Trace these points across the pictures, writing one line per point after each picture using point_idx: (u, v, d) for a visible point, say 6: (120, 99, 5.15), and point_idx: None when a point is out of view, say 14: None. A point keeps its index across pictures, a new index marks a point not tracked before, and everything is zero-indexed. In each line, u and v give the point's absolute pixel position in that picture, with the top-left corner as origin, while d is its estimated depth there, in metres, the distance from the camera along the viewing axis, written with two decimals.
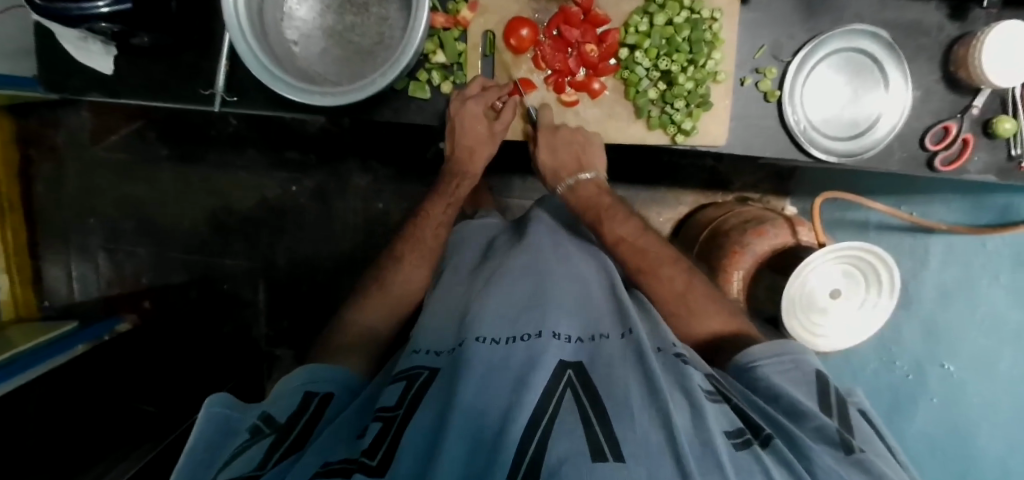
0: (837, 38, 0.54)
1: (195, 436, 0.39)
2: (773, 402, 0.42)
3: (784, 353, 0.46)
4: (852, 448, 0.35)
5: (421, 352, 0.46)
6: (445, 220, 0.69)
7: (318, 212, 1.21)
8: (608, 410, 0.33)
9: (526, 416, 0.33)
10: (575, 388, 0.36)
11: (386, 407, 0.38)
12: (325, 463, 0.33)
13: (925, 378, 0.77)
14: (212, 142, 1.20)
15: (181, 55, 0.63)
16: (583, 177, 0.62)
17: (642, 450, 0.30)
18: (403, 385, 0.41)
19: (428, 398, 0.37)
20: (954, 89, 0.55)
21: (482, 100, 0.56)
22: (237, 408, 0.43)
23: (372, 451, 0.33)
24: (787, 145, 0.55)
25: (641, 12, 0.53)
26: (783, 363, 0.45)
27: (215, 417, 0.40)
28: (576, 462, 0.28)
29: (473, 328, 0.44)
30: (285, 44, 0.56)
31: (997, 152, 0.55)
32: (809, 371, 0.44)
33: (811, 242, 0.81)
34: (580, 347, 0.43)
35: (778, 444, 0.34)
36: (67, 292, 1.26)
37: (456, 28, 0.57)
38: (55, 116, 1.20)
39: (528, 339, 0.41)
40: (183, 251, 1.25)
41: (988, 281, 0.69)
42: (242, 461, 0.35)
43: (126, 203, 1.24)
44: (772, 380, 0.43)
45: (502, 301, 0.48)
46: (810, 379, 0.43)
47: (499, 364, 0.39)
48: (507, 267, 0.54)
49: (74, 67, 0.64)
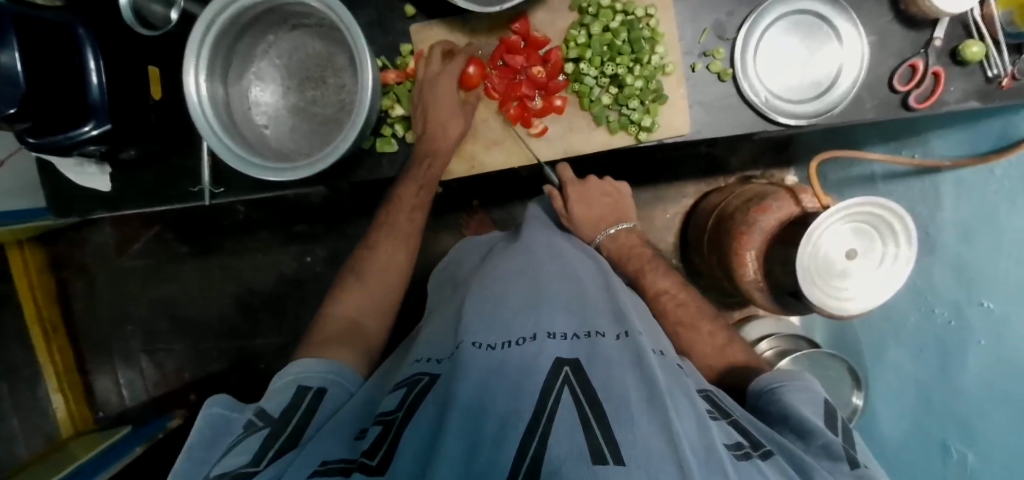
0: (778, 5, 0.54)
1: (194, 434, 0.42)
2: (783, 422, 0.40)
3: (796, 377, 0.45)
4: (858, 466, 0.36)
5: (422, 360, 0.48)
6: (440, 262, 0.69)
7: (335, 276, 1.24)
8: (607, 412, 0.32)
9: (525, 419, 0.32)
10: (573, 385, 0.36)
11: (386, 411, 0.40)
12: (324, 461, 0.35)
13: (967, 321, 0.70)
14: (225, 231, 1.26)
15: (169, 158, 0.67)
16: (621, 227, 0.68)
17: (644, 457, 0.28)
18: (404, 391, 0.42)
19: (426, 403, 0.38)
20: (911, 25, 0.54)
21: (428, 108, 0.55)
22: (236, 409, 0.46)
23: (371, 452, 0.35)
24: (754, 119, 0.55)
25: (577, 26, 0.55)
26: (796, 384, 0.44)
27: (215, 417, 0.44)
28: (575, 464, 0.28)
29: (468, 332, 0.45)
30: (255, 128, 0.59)
31: (973, 77, 0.54)
32: (821, 397, 0.44)
33: (816, 207, 0.77)
34: (577, 343, 0.42)
35: (778, 459, 0.34)
36: (117, 399, 1.31)
37: (408, 80, 0.60)
38: (82, 238, 1.28)
39: (524, 342, 0.42)
40: (216, 339, 1.29)
41: (1007, 207, 0.61)
42: (238, 456, 0.37)
43: (157, 304, 1.30)
44: (786, 399, 0.42)
45: (499, 302, 0.50)
46: (820, 404, 0.42)
47: (496, 368, 0.39)
48: (499, 271, 0.56)
49: (78, 191, 0.69)
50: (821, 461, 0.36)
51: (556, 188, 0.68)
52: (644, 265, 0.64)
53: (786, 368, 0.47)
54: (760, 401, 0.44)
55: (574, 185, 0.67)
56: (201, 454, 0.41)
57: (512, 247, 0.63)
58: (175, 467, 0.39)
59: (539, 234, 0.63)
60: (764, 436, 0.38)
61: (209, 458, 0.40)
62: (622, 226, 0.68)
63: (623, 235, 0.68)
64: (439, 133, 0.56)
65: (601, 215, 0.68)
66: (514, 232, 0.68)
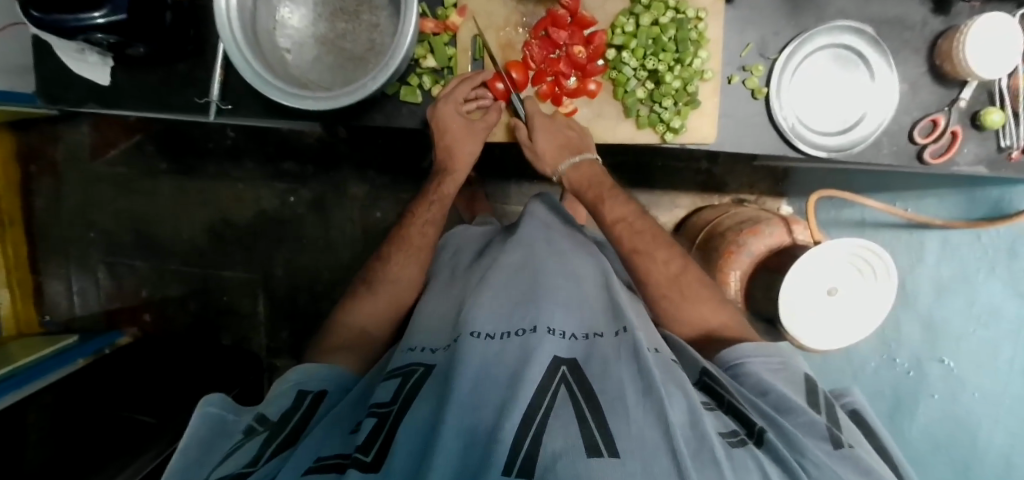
0: (820, 36, 0.55)
1: (189, 432, 0.41)
2: (762, 395, 0.43)
3: (774, 354, 0.48)
4: (840, 443, 0.36)
5: (415, 350, 0.47)
6: (433, 217, 0.68)
7: (317, 221, 1.21)
8: (603, 406, 0.33)
9: (523, 409, 0.33)
10: (570, 385, 0.36)
11: (380, 403, 0.39)
12: (318, 458, 0.35)
13: (925, 374, 0.76)
14: (210, 154, 1.21)
15: (176, 64, 0.64)
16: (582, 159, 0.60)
17: (640, 448, 0.29)
18: (398, 382, 0.42)
19: (423, 393, 0.38)
20: (941, 82, 0.56)
21: (453, 100, 0.56)
22: (233, 410, 0.45)
23: (365, 446, 0.33)
24: (776, 142, 0.56)
25: (627, 13, 0.55)
26: (773, 363, 0.47)
27: (211, 418, 0.43)
28: (571, 457, 0.29)
29: (468, 322, 0.44)
30: (277, 52, 0.56)
31: (986, 144, 0.56)
32: (799, 375, 0.46)
33: (806, 240, 0.81)
34: (575, 344, 0.43)
35: (772, 441, 0.35)
36: (67, 305, 1.27)
37: (446, 33, 0.58)
38: (56, 132, 1.21)
39: (524, 334, 0.42)
40: (182, 263, 1.25)
41: (986, 274, 0.66)
42: (237, 456, 0.38)
43: (125, 216, 1.25)
44: (758, 372, 0.45)
45: (498, 294, 0.49)
46: (799, 380, 0.45)
47: (494, 358, 0.39)
48: (501, 264, 0.55)
49: (71, 80, 0.65)
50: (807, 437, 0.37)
51: (521, 120, 0.58)
52: (589, 189, 0.62)
53: (766, 342, 0.49)
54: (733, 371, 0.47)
55: (543, 117, 0.57)
56: (196, 454, 0.40)
57: (508, 242, 0.61)
58: (171, 462, 0.39)
59: (535, 226, 0.62)
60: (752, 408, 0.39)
61: (204, 458, 0.40)
62: (585, 155, 0.60)
63: (585, 165, 0.60)
64: (455, 93, 0.56)
65: (560, 145, 0.58)
66: (512, 227, 0.67)
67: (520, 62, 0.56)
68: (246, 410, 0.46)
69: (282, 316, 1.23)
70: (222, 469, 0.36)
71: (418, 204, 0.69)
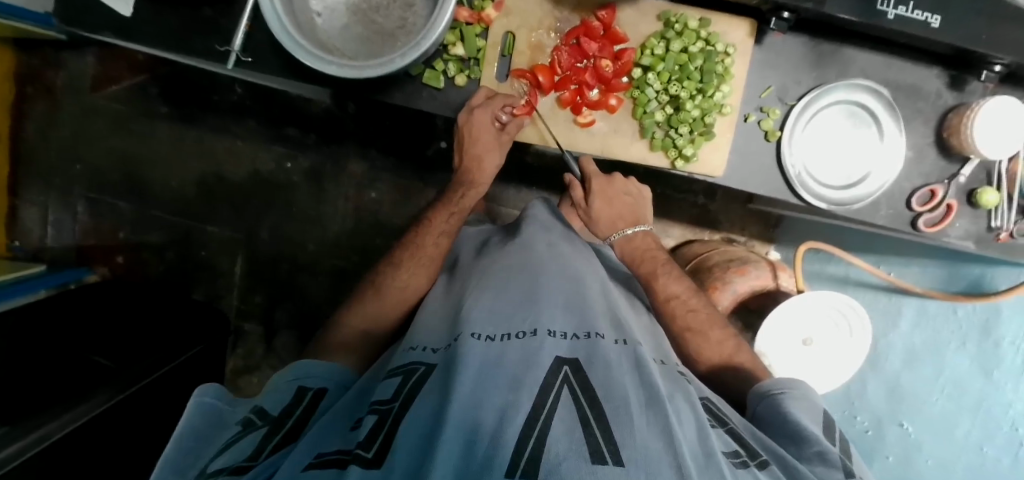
0: (839, 90, 0.56)
1: (186, 421, 0.42)
2: (778, 427, 0.44)
3: (791, 385, 0.49)
4: (852, 475, 0.38)
5: (417, 350, 0.46)
6: (447, 229, 0.66)
7: (311, 191, 1.19)
8: (607, 413, 0.33)
9: (524, 414, 0.32)
10: (573, 386, 0.36)
11: (381, 400, 0.38)
12: (318, 454, 0.34)
13: (883, 435, 0.79)
14: (214, 107, 1.18)
15: (202, 9, 0.63)
16: (637, 229, 0.67)
17: (644, 459, 0.29)
18: (399, 380, 0.41)
19: (425, 392, 0.37)
20: (945, 154, 0.58)
21: (489, 109, 0.56)
22: (229, 402, 0.46)
23: (367, 443, 0.33)
24: (780, 187, 0.58)
25: (658, 37, 0.56)
26: (792, 392, 0.47)
27: (206, 407, 0.43)
28: (575, 462, 0.28)
29: (467, 324, 0.44)
30: (308, 13, 0.56)
31: (978, 222, 0.58)
32: (820, 407, 0.47)
33: (790, 288, 0.83)
34: (576, 343, 0.42)
35: (773, 469, 0.36)
36: (39, 234, 1.23)
37: (478, 24, 0.58)
38: (59, 58, 1.18)
39: (523, 338, 0.41)
40: (166, 211, 1.22)
41: (957, 346, 0.69)
42: (233, 453, 0.37)
43: (115, 154, 1.22)
44: (783, 404, 0.45)
45: (499, 296, 0.48)
46: (818, 412, 0.46)
47: (495, 359, 0.38)
48: (504, 264, 0.55)
49: (92, 5, 0.63)
50: (820, 468, 0.39)
51: (579, 179, 0.67)
52: (644, 262, 0.64)
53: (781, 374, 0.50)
54: (760, 404, 0.48)
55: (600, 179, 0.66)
56: (195, 442, 0.40)
57: (509, 243, 0.61)
58: (164, 452, 0.39)
59: (535, 229, 0.62)
60: (758, 441, 0.40)
61: (198, 447, 0.40)
62: (638, 229, 0.67)
63: (638, 237, 0.67)
64: (490, 104, 0.56)
65: (619, 213, 0.67)
66: (512, 228, 0.67)
67: (547, 66, 0.57)
68: (244, 402, 0.47)
69: (257, 281, 1.21)
70: (218, 464, 0.36)
71: (434, 213, 0.67)
